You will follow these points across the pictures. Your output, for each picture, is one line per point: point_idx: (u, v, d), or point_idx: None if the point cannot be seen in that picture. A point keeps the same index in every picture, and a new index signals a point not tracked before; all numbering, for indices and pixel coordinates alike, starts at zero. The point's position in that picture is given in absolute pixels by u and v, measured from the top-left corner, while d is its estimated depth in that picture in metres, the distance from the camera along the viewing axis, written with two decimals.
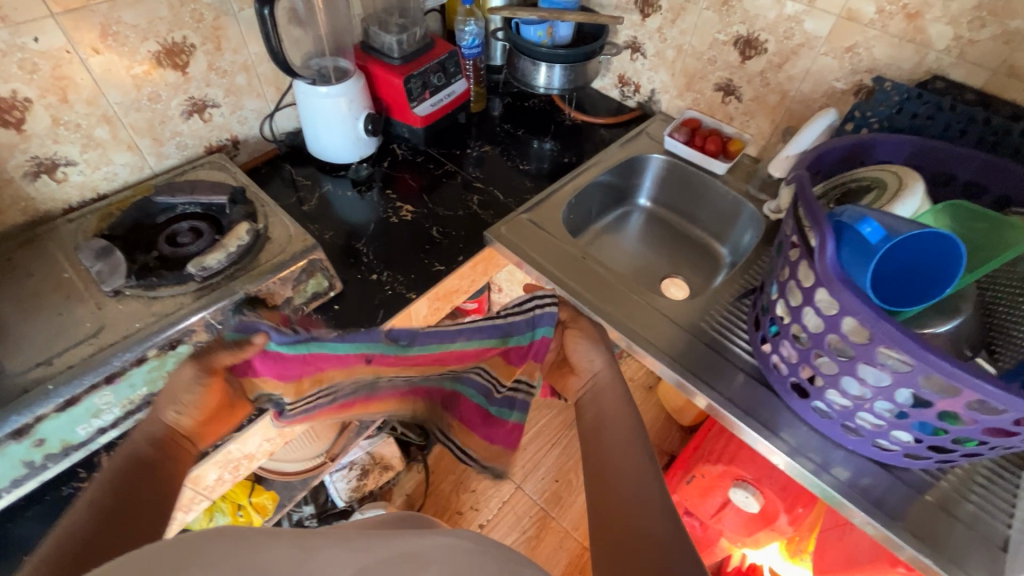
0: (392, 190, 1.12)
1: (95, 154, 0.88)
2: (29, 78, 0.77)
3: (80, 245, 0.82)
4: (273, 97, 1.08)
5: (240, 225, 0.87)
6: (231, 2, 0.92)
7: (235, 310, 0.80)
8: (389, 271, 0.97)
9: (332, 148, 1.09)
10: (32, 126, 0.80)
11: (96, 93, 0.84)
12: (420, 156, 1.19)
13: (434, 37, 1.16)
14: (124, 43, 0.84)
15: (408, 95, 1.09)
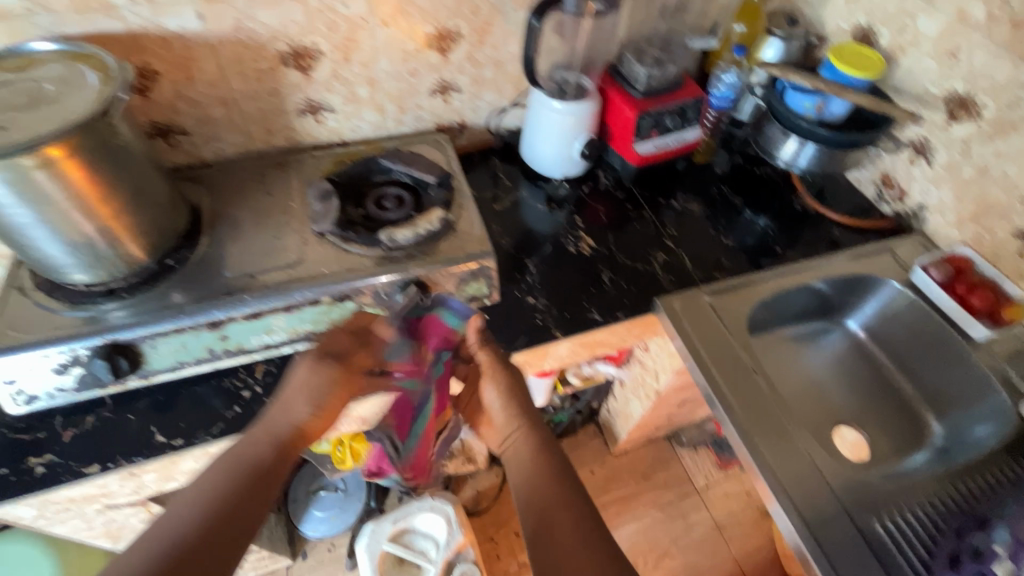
0: (580, 217, 1.09)
1: (351, 108, 1.00)
2: (328, 35, 0.88)
3: (311, 182, 0.94)
4: (509, 95, 1.12)
5: (436, 211, 0.92)
6: (509, 3, 0.96)
7: (401, 288, 0.85)
8: (547, 299, 0.94)
9: (542, 159, 1.09)
10: (316, 74, 0.93)
11: (371, 58, 0.94)
12: (621, 191, 1.13)
13: (686, 76, 1.08)
14: (409, 21, 0.91)
15: (635, 130, 1.04)
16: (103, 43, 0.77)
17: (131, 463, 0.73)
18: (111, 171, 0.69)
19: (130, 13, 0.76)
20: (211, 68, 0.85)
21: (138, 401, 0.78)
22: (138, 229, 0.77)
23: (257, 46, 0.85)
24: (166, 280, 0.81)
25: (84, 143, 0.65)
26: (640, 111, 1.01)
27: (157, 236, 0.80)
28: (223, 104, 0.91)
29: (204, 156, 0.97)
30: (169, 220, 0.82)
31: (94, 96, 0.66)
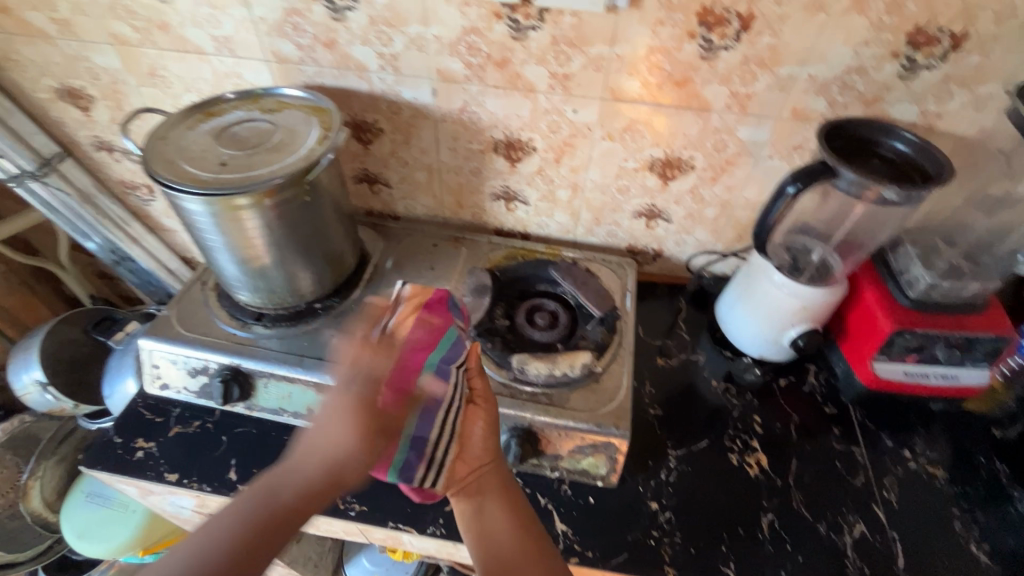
0: (762, 417, 0.84)
1: (545, 205, 0.93)
2: (547, 135, 0.82)
3: (473, 270, 0.88)
4: (725, 239, 0.93)
5: (583, 355, 0.78)
6: (765, 147, 0.78)
7: (508, 430, 0.73)
8: (672, 514, 0.73)
9: (739, 329, 0.87)
10: (522, 166, 0.87)
11: (583, 166, 0.85)
12: (830, 406, 0.85)
13: (992, 296, 0.77)
14: (638, 140, 0.80)
15: (884, 346, 0.76)
16: (347, 97, 0.82)
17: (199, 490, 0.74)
18: (292, 220, 0.72)
19: (377, 78, 0.79)
20: (429, 138, 0.86)
21: (237, 426, 0.81)
22: (297, 273, 0.79)
23: (476, 128, 0.83)
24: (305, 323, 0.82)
25: (276, 194, 0.67)
26: (901, 328, 0.74)
27: (317, 280, 0.82)
28: (428, 171, 0.91)
29: (397, 208, 0.99)
30: (334, 269, 0.84)
31: (303, 154, 0.68)
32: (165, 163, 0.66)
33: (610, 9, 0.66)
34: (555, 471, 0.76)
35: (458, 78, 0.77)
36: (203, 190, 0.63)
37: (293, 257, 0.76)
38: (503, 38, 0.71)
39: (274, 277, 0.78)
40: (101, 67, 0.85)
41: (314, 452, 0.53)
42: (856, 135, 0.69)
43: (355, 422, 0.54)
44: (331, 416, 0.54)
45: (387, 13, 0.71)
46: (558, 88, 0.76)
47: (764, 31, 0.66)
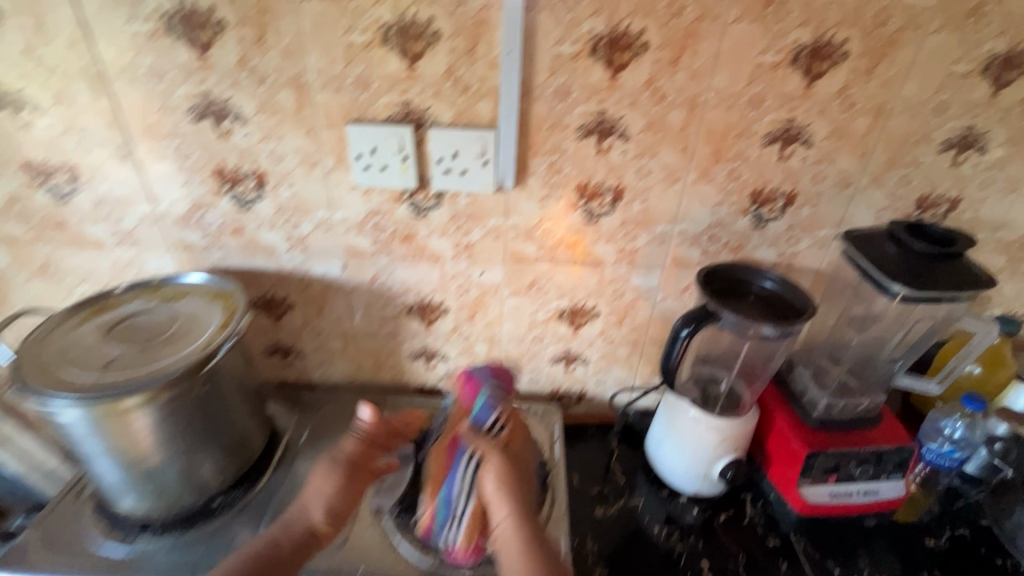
0: (709, 562, 0.80)
1: (465, 360, 0.93)
2: (458, 296, 0.85)
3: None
4: (642, 375, 0.96)
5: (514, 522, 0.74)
6: (658, 291, 0.85)
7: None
8: None
9: (670, 467, 0.86)
10: (438, 326, 0.89)
11: (496, 321, 0.88)
12: (773, 539, 0.83)
13: (884, 409, 0.83)
14: (544, 294, 0.85)
15: (804, 469, 0.78)
16: (256, 276, 0.83)
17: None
18: (187, 415, 0.67)
19: (285, 257, 0.81)
20: (341, 307, 0.87)
21: None
22: (194, 469, 0.71)
23: (388, 295, 0.85)
24: (202, 529, 0.73)
25: (169, 389, 0.63)
26: (813, 450, 0.77)
27: (216, 474, 0.74)
28: (343, 338, 0.90)
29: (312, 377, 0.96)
30: (239, 457, 0.77)
31: (202, 344, 0.66)
32: (39, 372, 0.61)
33: (500, 189, 0.74)
34: None
35: (367, 253, 0.81)
36: (79, 398, 0.58)
37: (187, 454, 0.69)
38: (406, 216, 0.77)
39: (166, 480, 0.69)
40: None
41: (302, 513, 0.70)
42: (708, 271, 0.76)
43: (343, 494, 0.71)
44: (324, 481, 0.71)
45: (293, 202, 0.76)
46: (463, 255, 0.81)
47: (635, 199, 0.76)
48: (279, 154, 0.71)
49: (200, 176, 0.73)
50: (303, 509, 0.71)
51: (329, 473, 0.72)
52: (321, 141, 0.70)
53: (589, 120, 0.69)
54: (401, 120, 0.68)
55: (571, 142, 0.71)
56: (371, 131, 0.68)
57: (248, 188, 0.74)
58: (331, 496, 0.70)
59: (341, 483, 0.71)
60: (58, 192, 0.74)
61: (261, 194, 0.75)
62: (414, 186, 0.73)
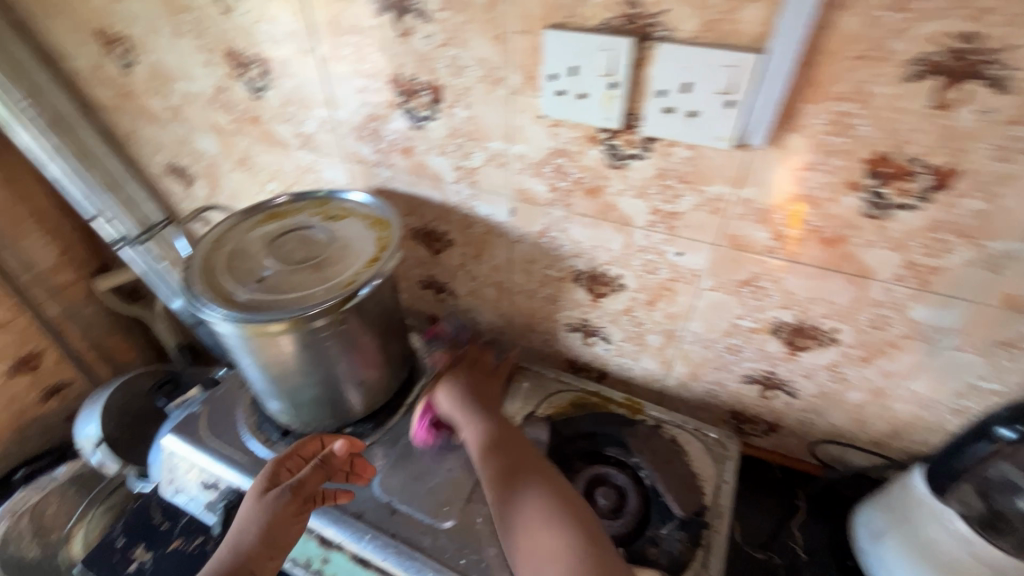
0: None
1: (631, 347, 0.77)
2: (641, 274, 0.67)
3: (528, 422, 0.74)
4: (870, 433, 0.69)
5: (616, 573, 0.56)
6: (952, 335, 0.55)
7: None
8: None
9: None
10: (606, 302, 0.72)
11: (683, 314, 0.68)
12: None
13: None
14: (761, 300, 0.62)
15: None
16: (420, 205, 0.75)
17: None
18: (326, 349, 0.63)
19: (452, 190, 0.70)
20: (500, 256, 0.75)
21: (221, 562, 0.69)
22: (331, 394, 0.70)
23: (555, 255, 0.70)
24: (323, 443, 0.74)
25: (306, 323, 0.58)
26: None
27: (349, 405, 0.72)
28: (496, 288, 0.80)
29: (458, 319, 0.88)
30: (371, 391, 0.74)
31: (346, 280, 0.60)
32: (206, 275, 0.61)
33: (740, 145, 0.51)
34: None
35: (540, 201, 0.65)
36: (229, 312, 0.56)
37: (327, 379, 0.67)
38: (597, 163, 0.59)
39: (302, 398, 0.69)
40: (202, 150, 0.87)
41: (232, 553, 0.55)
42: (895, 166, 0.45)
43: (275, 517, 0.57)
44: (252, 509, 0.58)
45: (468, 127, 0.63)
46: (661, 227, 0.61)
47: (971, 192, 0.46)
48: (460, 65, 0.58)
49: (376, 83, 0.64)
50: (235, 548, 0.56)
51: (264, 501, 0.58)
52: (509, 51, 0.54)
53: (937, 49, 0.40)
54: (620, 28, 0.48)
55: (886, 85, 0.43)
56: (575, 41, 0.50)
57: (423, 102, 0.63)
58: (267, 529, 0.56)
59: (276, 514, 0.57)
60: (254, 86, 0.72)
61: (434, 111, 0.63)
62: (619, 125, 0.54)
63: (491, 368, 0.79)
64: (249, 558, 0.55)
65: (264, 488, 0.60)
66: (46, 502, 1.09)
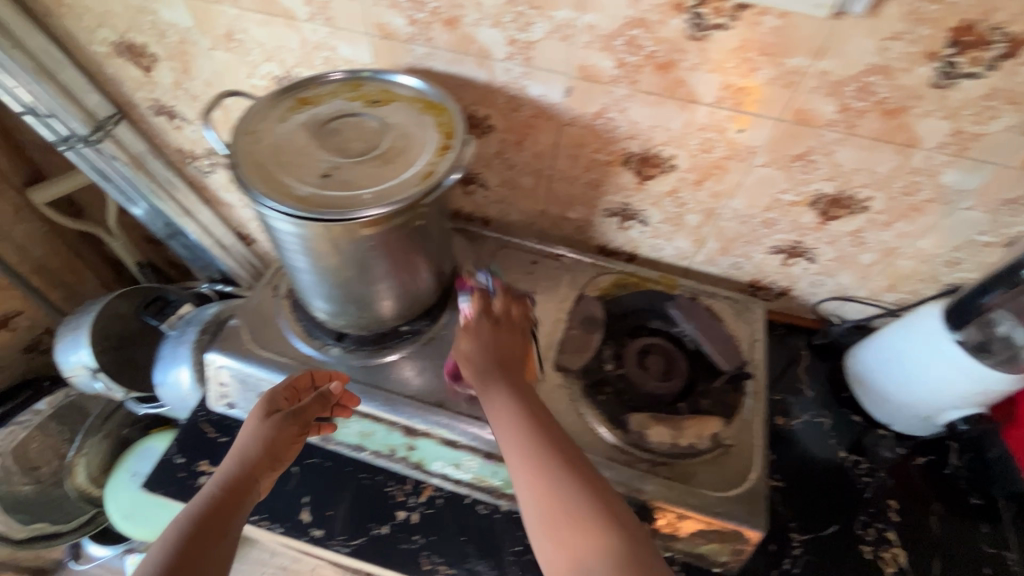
0: (890, 475, 0.75)
1: (835, 266, 0.78)
2: (896, 198, 0.66)
3: (581, 297, 0.77)
4: None
5: (750, 438, 0.68)
6: None
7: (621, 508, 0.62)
8: None
9: (886, 406, 0.76)
10: (834, 225, 0.72)
11: (929, 223, 0.68)
12: (976, 496, 0.75)
13: None
14: (1016, 215, 0.64)
15: None
16: (653, 127, 0.66)
17: (371, 565, 0.64)
18: (399, 247, 0.59)
19: (708, 113, 0.63)
20: (731, 182, 0.70)
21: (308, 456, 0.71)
22: (387, 296, 0.67)
23: (804, 179, 0.67)
24: (420, 349, 0.72)
25: (397, 215, 0.54)
26: None
27: (417, 301, 0.71)
28: (705, 215, 0.76)
29: (577, 213, 0.82)
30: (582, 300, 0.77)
31: (423, 171, 0.54)
32: (259, 171, 0.53)
33: None
34: (667, 551, 0.65)
35: (819, 122, 0.60)
36: (310, 214, 0.50)
37: (389, 270, 0.62)
38: (918, 83, 0.54)
39: (360, 291, 0.64)
40: (268, 44, 0.70)
41: (241, 460, 0.57)
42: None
43: (279, 435, 0.59)
44: (258, 429, 0.59)
45: (769, 38, 0.54)
46: (949, 147, 0.59)
47: None
48: None
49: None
50: (239, 458, 0.57)
51: (271, 422, 0.59)
52: None
53: None
54: None
55: None
56: None
57: (721, 7, 0.53)
58: (270, 446, 0.58)
59: (277, 436, 0.59)
60: None
61: (735, 18, 0.54)
62: (972, 29, 0.49)
63: (517, 328, 0.62)
64: (254, 468, 0.57)
65: (265, 412, 0.60)
66: (31, 438, 1.04)
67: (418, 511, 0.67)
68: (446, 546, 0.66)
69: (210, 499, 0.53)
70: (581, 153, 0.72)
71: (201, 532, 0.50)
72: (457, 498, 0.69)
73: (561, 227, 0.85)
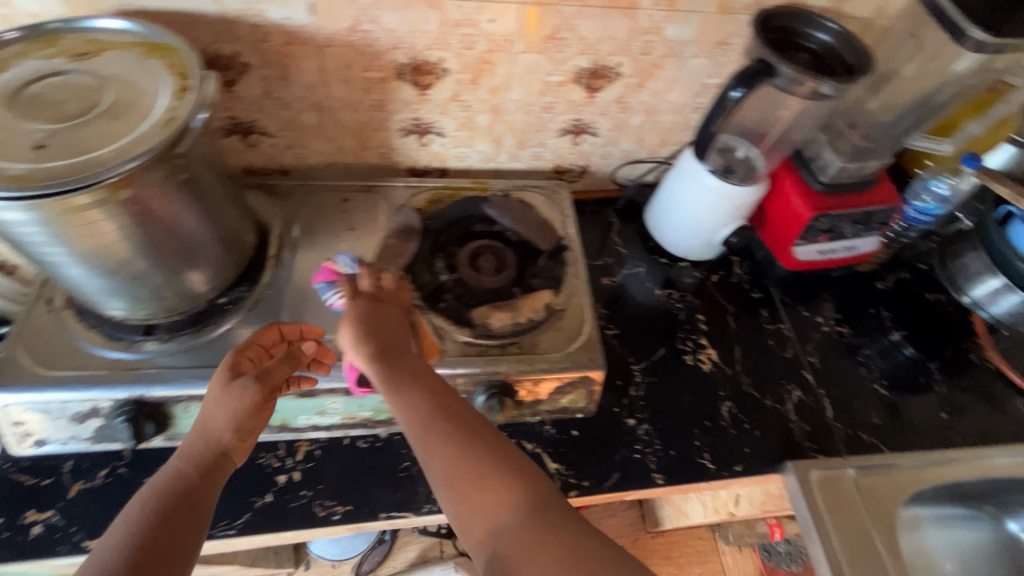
0: (695, 297, 0.91)
1: (614, 134, 0.88)
2: (638, 58, 0.75)
3: (400, 220, 0.78)
4: (867, 168, 0.82)
5: (579, 300, 0.77)
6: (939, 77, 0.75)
7: (486, 392, 0.69)
8: (652, 431, 0.77)
9: (675, 238, 0.91)
10: (601, 95, 0.80)
11: (670, 80, 0.79)
12: (756, 291, 0.93)
13: (880, 173, 0.85)
14: (727, 55, 0.76)
15: (804, 232, 0.83)
16: (412, 32, 0.66)
17: (264, 533, 0.64)
18: (168, 210, 0.54)
19: (456, 7, 0.64)
20: (502, 75, 0.74)
21: (160, 462, 0.67)
22: (181, 272, 0.61)
23: (561, 57, 0.73)
24: (246, 314, 0.68)
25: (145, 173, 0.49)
26: (816, 211, 0.81)
27: (223, 268, 0.67)
28: (492, 113, 0.79)
29: (375, 138, 0.80)
30: (402, 221, 0.78)
31: (161, 117, 0.49)
32: None
33: None
34: (537, 417, 0.74)
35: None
36: (25, 192, 0.43)
37: (171, 239, 0.57)
38: None
39: (144, 272, 0.58)
40: None
41: (206, 432, 0.52)
42: (781, 27, 0.67)
43: (244, 403, 0.52)
44: (218, 397, 0.53)
45: None
46: (662, 3, 0.68)
47: None
48: None
49: None
50: (203, 429, 0.52)
51: (230, 388, 0.53)
52: None
53: None
54: None
55: None
56: None
57: None
58: (234, 414, 0.52)
59: (241, 405, 0.52)
60: None
61: None
62: None
63: (400, 313, 0.60)
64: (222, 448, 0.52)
65: (224, 380, 0.54)
66: None
67: (301, 467, 0.68)
68: (336, 487, 0.67)
69: (173, 483, 0.48)
70: (352, 74, 0.70)
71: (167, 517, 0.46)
72: (336, 441, 0.70)
73: (366, 158, 0.84)
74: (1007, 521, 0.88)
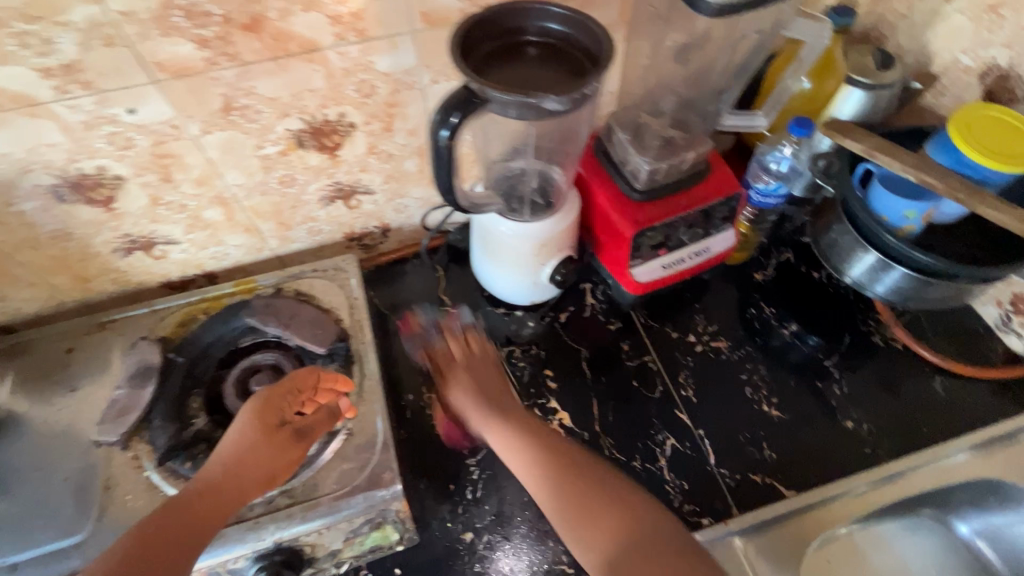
0: (541, 349, 0.77)
1: (394, 186, 0.72)
2: (363, 102, 0.60)
3: (137, 361, 0.63)
4: (686, 162, 0.68)
5: (368, 408, 0.62)
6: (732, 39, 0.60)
7: (256, 563, 0.56)
8: (493, 543, 0.62)
9: (500, 289, 0.76)
10: (346, 152, 0.65)
11: (422, 115, 0.64)
12: (614, 321, 0.79)
13: (710, 158, 0.71)
14: None
15: (634, 252, 0.69)
16: (37, 149, 0.52)
17: None
18: None
19: (71, 109, 0.49)
20: (198, 163, 0.59)
21: None
22: None
23: (262, 125, 0.58)
24: None
25: None
26: (638, 227, 0.66)
27: None
28: (221, 204, 0.65)
29: (91, 268, 0.66)
30: (139, 363, 0.63)
31: None
32: None
33: None
34: (344, 565, 0.61)
35: (198, 67, 0.51)
36: None
37: None
38: None
39: None
40: None
41: (230, 462, 0.54)
42: (501, 27, 0.52)
43: (281, 455, 0.55)
44: (247, 436, 0.55)
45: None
46: (349, 36, 0.53)
47: None
48: None
49: None
50: (227, 464, 0.54)
51: (262, 434, 0.55)
52: None
53: None
54: None
55: None
56: None
57: None
58: (259, 458, 0.54)
59: (268, 448, 0.55)
60: None
61: None
62: None
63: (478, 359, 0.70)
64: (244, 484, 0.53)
65: (263, 421, 0.57)
66: None
67: None
68: None
69: (188, 501, 0.51)
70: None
71: (166, 530, 0.49)
72: None
73: (98, 289, 0.69)
74: (955, 524, 0.73)
